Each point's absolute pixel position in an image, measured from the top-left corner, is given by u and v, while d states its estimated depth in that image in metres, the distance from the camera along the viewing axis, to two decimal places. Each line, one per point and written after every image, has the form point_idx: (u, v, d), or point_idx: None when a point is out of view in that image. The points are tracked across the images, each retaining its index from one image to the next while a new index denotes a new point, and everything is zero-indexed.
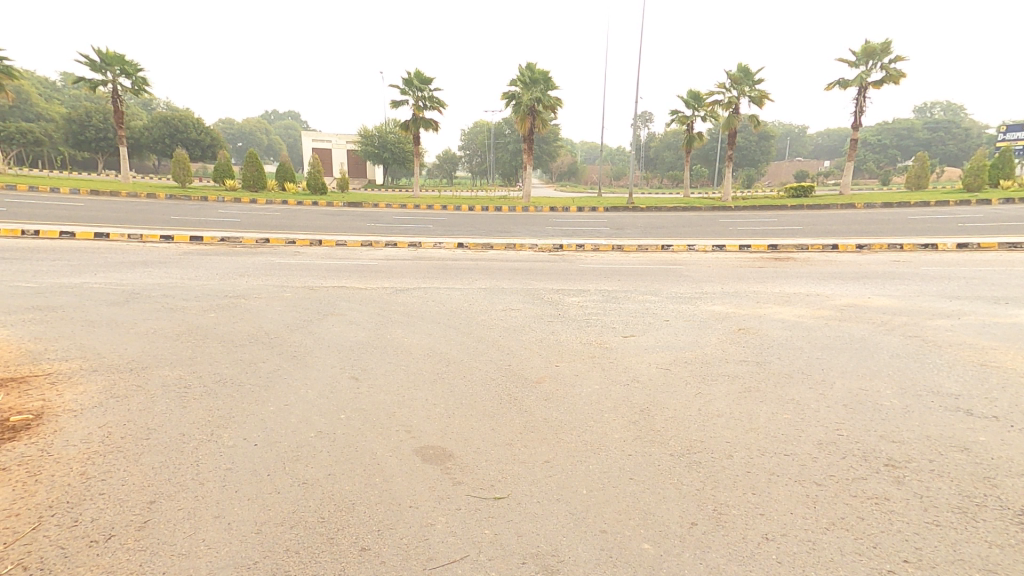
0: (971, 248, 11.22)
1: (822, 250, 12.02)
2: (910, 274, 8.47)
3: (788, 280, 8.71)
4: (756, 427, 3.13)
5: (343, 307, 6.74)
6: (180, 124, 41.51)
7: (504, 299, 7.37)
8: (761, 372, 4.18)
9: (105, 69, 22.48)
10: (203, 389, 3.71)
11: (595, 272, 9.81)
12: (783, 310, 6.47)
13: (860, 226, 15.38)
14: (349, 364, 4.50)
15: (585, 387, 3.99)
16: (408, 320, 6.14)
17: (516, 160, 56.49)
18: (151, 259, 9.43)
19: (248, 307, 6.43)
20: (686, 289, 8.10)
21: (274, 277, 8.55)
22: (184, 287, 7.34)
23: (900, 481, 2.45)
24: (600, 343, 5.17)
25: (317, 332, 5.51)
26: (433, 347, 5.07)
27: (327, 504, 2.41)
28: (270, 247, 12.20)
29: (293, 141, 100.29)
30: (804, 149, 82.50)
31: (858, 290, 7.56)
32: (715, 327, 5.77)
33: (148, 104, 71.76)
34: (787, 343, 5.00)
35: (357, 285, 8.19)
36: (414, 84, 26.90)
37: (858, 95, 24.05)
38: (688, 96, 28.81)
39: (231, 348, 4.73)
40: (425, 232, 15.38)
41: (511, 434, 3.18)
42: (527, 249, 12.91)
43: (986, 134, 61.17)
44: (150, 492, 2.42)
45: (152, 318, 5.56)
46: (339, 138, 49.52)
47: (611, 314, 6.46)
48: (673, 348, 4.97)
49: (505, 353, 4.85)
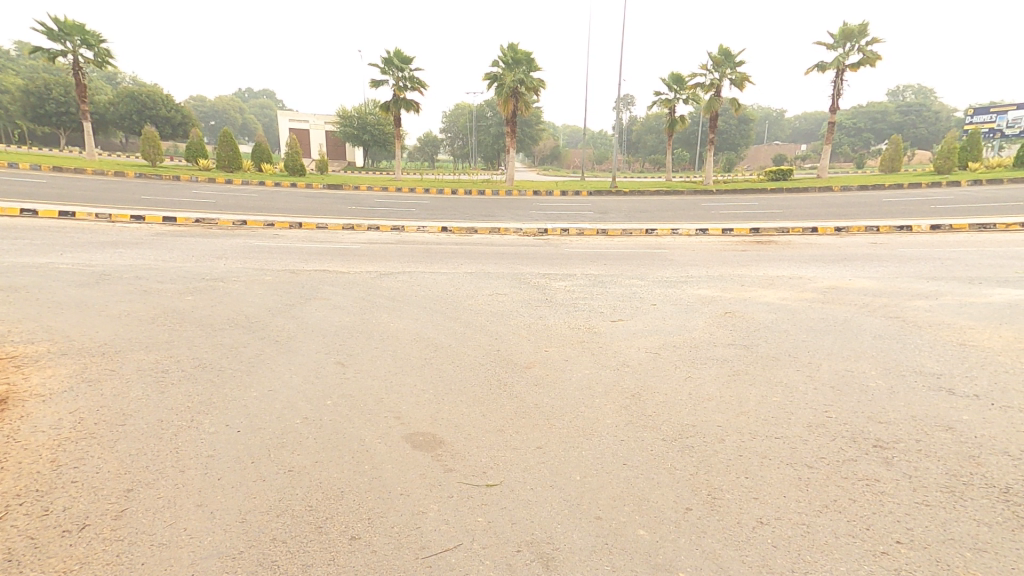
0: (944, 230, 11.47)
1: (802, 233, 12.18)
2: (889, 256, 8.59)
3: (771, 263, 8.78)
4: (747, 410, 3.14)
5: (325, 291, 6.60)
6: (148, 101, 40.06)
7: (490, 284, 7.28)
8: (748, 355, 4.20)
9: (63, 39, 21.43)
10: (182, 374, 3.59)
11: (581, 256, 9.79)
12: (768, 294, 6.50)
13: (838, 210, 15.63)
14: (334, 350, 4.42)
15: (575, 370, 3.98)
16: (393, 305, 6.03)
17: (498, 143, 55.90)
18: (122, 240, 9.09)
19: (226, 291, 6.25)
20: (672, 273, 8.13)
21: (252, 260, 8.32)
22: (158, 269, 7.10)
23: (889, 462, 2.47)
24: (588, 327, 5.15)
25: (300, 317, 5.39)
26: (420, 332, 4.99)
27: (315, 492, 2.34)
28: (248, 229, 11.86)
29: (270, 121, 98.10)
30: (782, 134, 83.20)
31: (839, 272, 7.67)
32: (701, 310, 5.80)
33: (114, 79, 69.13)
34: (773, 326, 5.04)
35: (339, 269, 8.02)
36: (394, 63, 26.32)
37: (835, 77, 24.26)
38: (671, 79, 28.75)
39: (209, 332, 4.59)
40: (407, 215, 15.17)
41: (503, 419, 3.15)
42: (512, 232, 12.80)
43: (957, 119, 62.50)
44: (127, 480, 2.31)
45: (124, 301, 5.35)
46: (317, 119, 48.36)
47: (598, 299, 6.44)
48: (661, 332, 4.96)
49: (493, 338, 4.80)
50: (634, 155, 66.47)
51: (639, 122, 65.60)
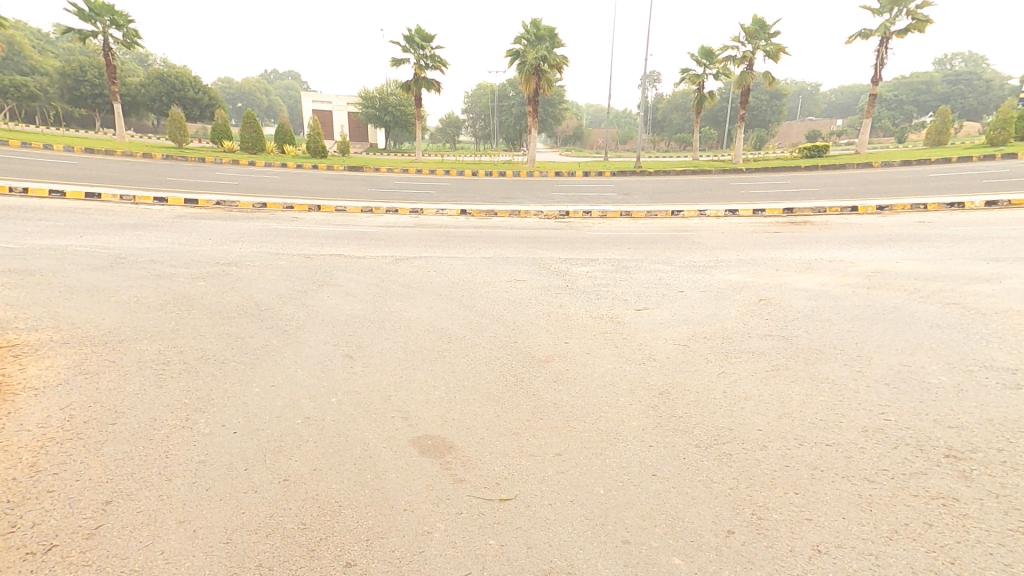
0: (999, 207, 10.69)
1: (840, 213, 11.53)
2: (938, 236, 8.01)
3: (807, 245, 8.28)
4: (790, 410, 2.83)
5: (340, 278, 6.42)
6: (177, 83, 40.51)
7: (508, 270, 7.01)
8: (788, 347, 3.86)
9: (94, 20, 21.61)
10: (182, 367, 3.43)
11: (604, 239, 9.44)
12: (806, 279, 6.08)
13: (879, 187, 14.81)
14: (343, 342, 4.24)
15: (597, 366, 3.70)
16: (408, 293, 5.82)
17: (521, 123, 55.02)
18: (142, 223, 9.08)
19: (239, 276, 6.13)
20: (700, 257, 7.73)
21: (268, 244, 8.21)
22: (174, 252, 7.03)
23: (968, 477, 2.12)
24: (610, 317, 4.86)
25: (312, 305, 5.22)
26: (433, 322, 4.78)
27: (309, 507, 2.13)
28: (267, 212, 11.79)
29: (294, 103, 99.01)
30: (816, 109, 79.89)
31: (885, 254, 7.14)
32: (734, 297, 5.43)
33: (142, 61, 70.30)
34: (812, 314, 4.65)
35: (355, 254, 7.84)
36: (415, 42, 25.89)
37: (879, 45, 22.91)
38: (700, 53, 27.68)
39: (216, 322, 4.44)
40: (427, 197, 14.94)
41: (518, 422, 2.92)
42: (533, 215, 12.46)
43: (1007, 89, 58.93)
44: (107, 491, 2.14)
45: (135, 286, 5.26)
46: (339, 100, 48.23)
47: (622, 285, 6.11)
48: (690, 322, 4.64)
49: (510, 328, 4.55)
50: (659, 133, 64.75)
51: (665, 99, 63.84)
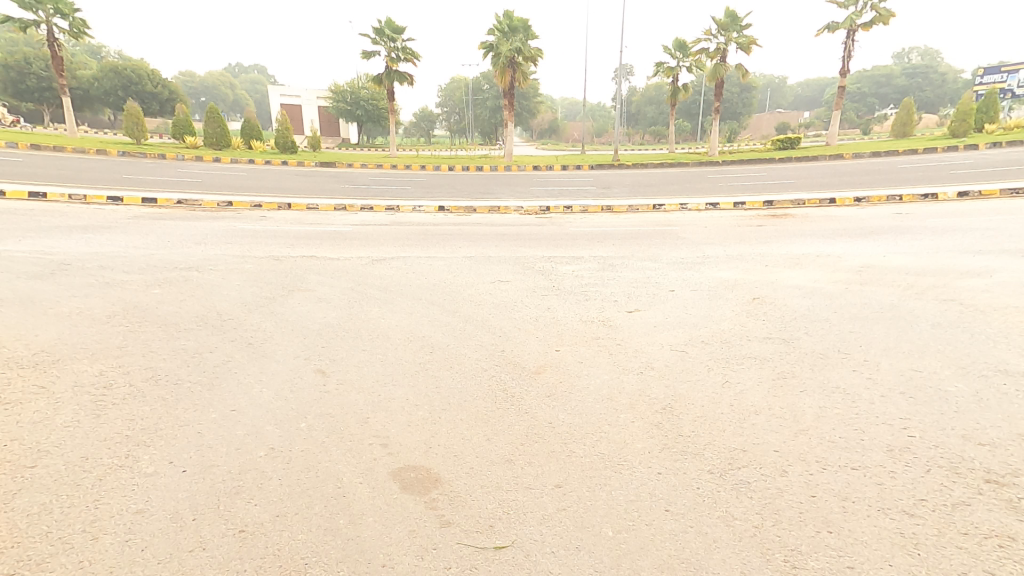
0: (972, 197, 10.79)
1: (819, 205, 11.54)
2: (919, 228, 7.98)
3: (791, 239, 8.20)
4: (806, 425, 2.62)
5: (312, 281, 6.04)
6: (133, 76, 38.81)
7: (491, 269, 6.72)
8: (791, 353, 3.67)
9: (35, 8, 20.37)
10: (126, 390, 3.04)
11: (587, 235, 9.21)
12: (797, 275, 5.95)
13: (853, 178, 14.92)
14: (316, 355, 3.90)
15: (592, 379, 3.48)
16: (387, 297, 5.49)
17: (495, 116, 54.54)
18: (93, 225, 8.48)
19: (200, 283, 5.69)
20: (687, 253, 7.57)
21: (233, 246, 7.73)
22: (127, 257, 6.53)
23: (1016, 508, 1.92)
24: (602, 321, 4.68)
25: (282, 313, 4.85)
26: (414, 329, 4.47)
27: (271, 570, 1.81)
28: (233, 211, 11.25)
29: (262, 97, 96.72)
30: (784, 101, 81.29)
31: (871, 247, 7.06)
32: (727, 297, 5.32)
33: (97, 53, 67.57)
34: (809, 314, 4.50)
35: (328, 255, 7.44)
36: (385, 34, 25.23)
37: (846, 38, 23.21)
38: (673, 46, 27.67)
39: (170, 335, 4.04)
40: (402, 194, 14.50)
41: (511, 447, 2.64)
42: (512, 211, 12.16)
43: (964, 81, 60.78)
44: (19, 560, 1.79)
45: (80, 296, 4.80)
46: (309, 93, 46.98)
47: (610, 286, 5.92)
48: (686, 327, 4.48)
49: (497, 336, 4.27)
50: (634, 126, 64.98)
51: (639, 92, 64.03)
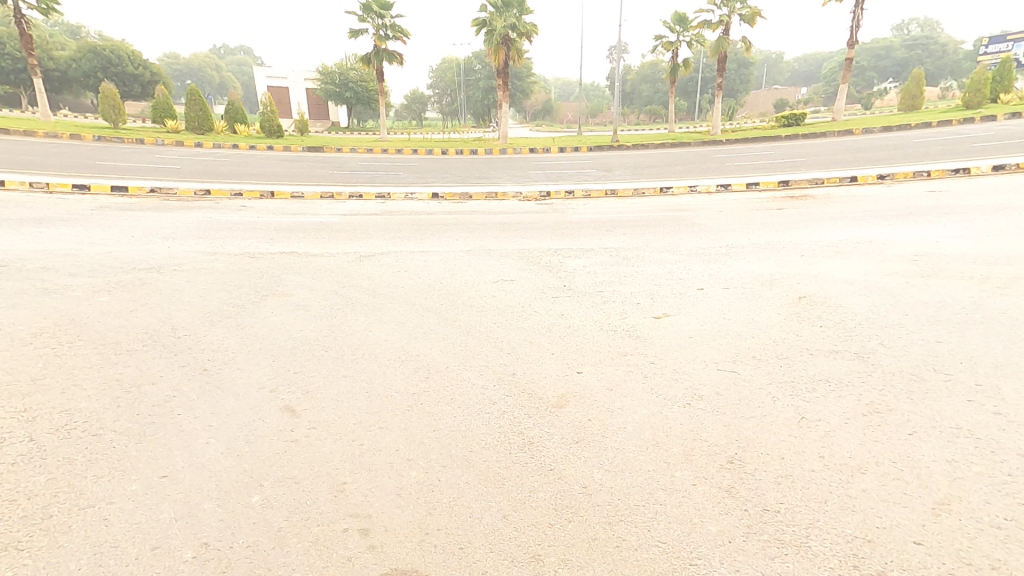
0: (1007, 172, 10.06)
1: (840, 184, 10.80)
2: (963, 207, 7.26)
3: (819, 224, 7.48)
4: (940, 496, 1.92)
5: (291, 284, 5.29)
6: (113, 58, 37.40)
7: (493, 266, 5.99)
8: (872, 372, 2.97)
9: None
10: (20, 449, 2.32)
11: (594, 223, 8.48)
12: (841, 266, 5.24)
13: (870, 154, 14.13)
14: (286, 383, 3.18)
15: (629, 419, 2.80)
16: (374, 303, 4.75)
17: (488, 97, 53.19)
18: (50, 217, 7.64)
19: (159, 287, 4.91)
20: (708, 242, 6.86)
21: (205, 240, 6.94)
22: (78, 255, 5.74)
23: None
24: (628, 332, 4.05)
25: (248, 326, 4.09)
26: (409, 348, 3.78)
27: None
28: (210, 199, 10.42)
29: (248, 80, 94.56)
30: (782, 77, 79.94)
31: (917, 230, 6.33)
32: (766, 295, 4.63)
33: (75, 32, 65.62)
34: (875, 318, 3.81)
35: (310, 251, 6.67)
36: (373, 10, 24.04)
37: (855, 7, 22.23)
38: (674, 19, 26.60)
39: (104, 359, 3.30)
40: (393, 179, 13.68)
41: (537, 535, 1.96)
42: (511, 197, 11.38)
43: (965, 53, 59.68)
44: None
45: (7, 309, 4.04)
46: (296, 74, 45.58)
47: (629, 284, 5.25)
48: (727, 337, 3.79)
49: (506, 355, 3.66)
50: (630, 106, 63.66)
51: (635, 70, 62.68)
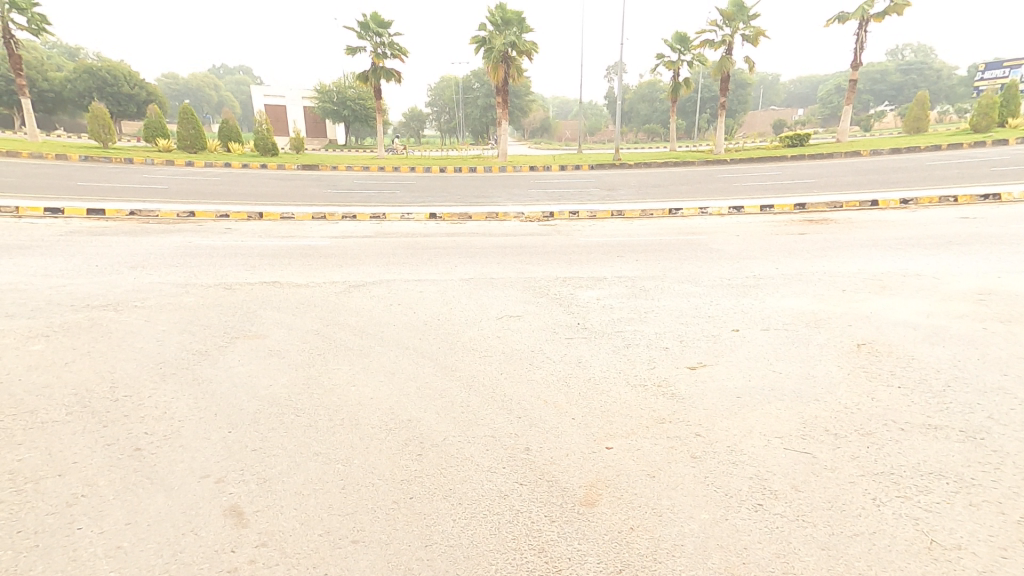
0: None
1: (861, 207, 10.24)
2: (1009, 237, 6.67)
3: (852, 251, 6.84)
4: None
5: (265, 321, 4.59)
6: (108, 77, 37.18)
7: (496, 298, 5.32)
8: (997, 465, 2.30)
9: None
10: None
11: (603, 247, 7.84)
12: (895, 303, 4.60)
13: (885, 176, 13.64)
14: (237, 467, 2.48)
15: (684, 527, 2.11)
16: (359, 346, 4.06)
17: (486, 116, 53.12)
18: (10, 244, 6.96)
19: (110, 329, 4.22)
20: (733, 271, 6.21)
21: (177, 269, 6.27)
22: (25, 291, 5.04)
23: None
24: (662, 388, 3.36)
25: (205, 381, 3.40)
26: (399, 411, 3.07)
27: None
28: (194, 222, 9.80)
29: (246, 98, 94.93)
30: (778, 99, 80.59)
31: (970, 262, 5.70)
32: (818, 339, 3.97)
33: (73, 52, 65.99)
34: (964, 377, 3.15)
35: (294, 281, 6.00)
36: (370, 28, 23.77)
37: (858, 29, 22.07)
38: (674, 39, 26.45)
39: (8, 440, 2.62)
40: (390, 199, 13.10)
41: None
42: (513, 218, 10.76)
43: (959, 77, 60.19)
44: None
45: None
46: (294, 93, 45.42)
47: (652, 322, 4.57)
48: (785, 399, 3.11)
49: (518, 422, 2.96)
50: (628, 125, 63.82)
51: (633, 90, 62.97)
